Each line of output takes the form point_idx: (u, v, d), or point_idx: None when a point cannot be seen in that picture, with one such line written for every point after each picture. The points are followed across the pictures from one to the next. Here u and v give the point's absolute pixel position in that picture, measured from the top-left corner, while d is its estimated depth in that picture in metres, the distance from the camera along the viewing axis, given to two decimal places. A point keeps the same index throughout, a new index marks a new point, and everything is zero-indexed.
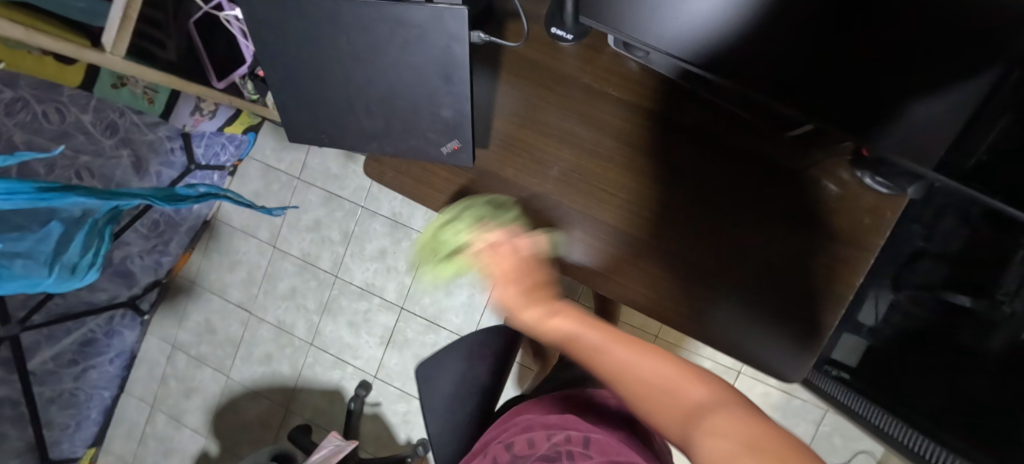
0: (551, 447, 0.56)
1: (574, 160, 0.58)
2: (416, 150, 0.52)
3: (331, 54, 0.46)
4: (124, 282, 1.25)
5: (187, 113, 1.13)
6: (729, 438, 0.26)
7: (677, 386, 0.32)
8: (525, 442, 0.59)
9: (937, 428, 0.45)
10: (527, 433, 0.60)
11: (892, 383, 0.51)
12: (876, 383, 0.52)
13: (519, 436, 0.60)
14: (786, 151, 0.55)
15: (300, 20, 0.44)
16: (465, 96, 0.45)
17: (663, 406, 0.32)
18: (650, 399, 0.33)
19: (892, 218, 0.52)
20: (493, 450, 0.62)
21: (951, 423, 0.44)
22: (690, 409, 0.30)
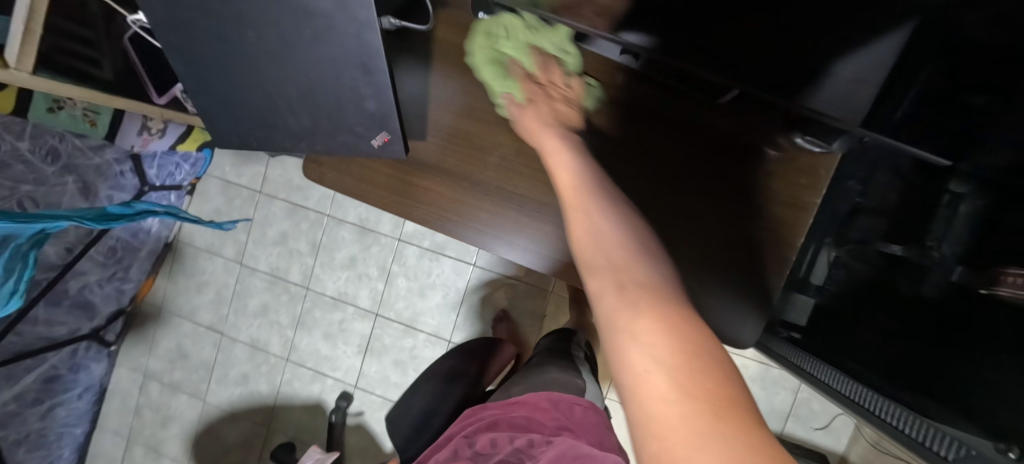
0: (511, 449, 0.55)
1: (514, 144, 0.57)
2: (347, 146, 0.50)
3: (242, 50, 0.44)
4: (85, 313, 1.20)
5: (134, 133, 1.10)
6: (656, 349, 0.24)
7: (626, 256, 0.32)
8: (488, 441, 0.59)
9: (876, 376, 0.42)
10: (491, 433, 0.60)
11: (837, 338, 0.50)
12: (826, 341, 0.50)
13: (483, 435, 0.60)
14: (722, 119, 0.54)
15: (204, 15, 0.42)
16: (386, 85, 0.44)
17: (607, 269, 0.32)
18: (597, 255, 0.33)
19: (828, 177, 0.52)
20: (456, 444, 0.62)
21: (894, 374, 0.41)
22: (632, 280, 0.30)
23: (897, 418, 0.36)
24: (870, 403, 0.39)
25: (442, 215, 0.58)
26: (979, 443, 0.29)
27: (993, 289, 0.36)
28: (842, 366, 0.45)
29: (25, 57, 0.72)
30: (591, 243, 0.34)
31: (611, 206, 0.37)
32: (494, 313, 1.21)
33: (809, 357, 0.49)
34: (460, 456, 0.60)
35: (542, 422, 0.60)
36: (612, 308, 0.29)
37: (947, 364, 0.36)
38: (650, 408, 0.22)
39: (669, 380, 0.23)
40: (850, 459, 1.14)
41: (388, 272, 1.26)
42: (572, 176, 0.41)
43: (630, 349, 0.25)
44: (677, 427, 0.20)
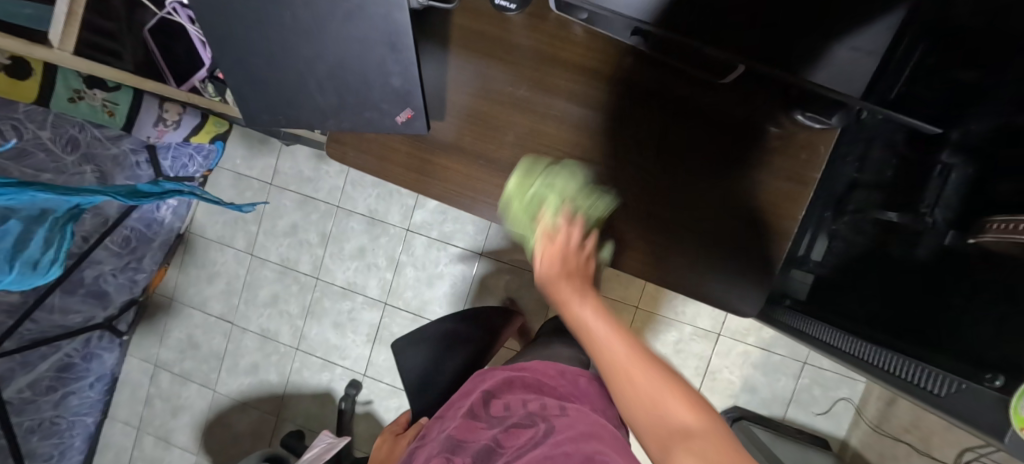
0: (524, 414, 0.58)
1: (528, 124, 0.60)
2: (371, 122, 0.52)
3: (277, 28, 0.47)
4: (99, 302, 1.22)
5: (151, 124, 1.09)
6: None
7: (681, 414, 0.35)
8: (501, 405, 0.61)
9: (875, 332, 0.45)
10: (504, 398, 0.62)
11: (836, 304, 0.52)
12: (824, 305, 0.53)
13: (496, 397, 0.63)
14: (725, 99, 0.57)
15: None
16: (412, 62, 0.47)
17: (642, 407, 0.36)
18: (652, 418, 0.35)
19: (827, 152, 0.55)
20: (472, 400, 0.65)
21: (890, 328, 0.43)
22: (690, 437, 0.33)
23: (892, 365, 0.39)
24: (871, 356, 0.41)
25: (460, 192, 0.61)
26: (965, 377, 0.31)
27: (976, 236, 0.39)
28: (841, 326, 0.48)
29: (66, 39, 0.77)
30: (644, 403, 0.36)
31: (649, 356, 0.38)
32: (501, 301, 1.24)
33: (809, 320, 0.52)
34: (473, 417, 0.61)
35: (552, 387, 0.62)
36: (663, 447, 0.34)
37: (941, 313, 0.38)
38: None
39: None
40: (850, 444, 1.16)
41: (397, 262, 1.29)
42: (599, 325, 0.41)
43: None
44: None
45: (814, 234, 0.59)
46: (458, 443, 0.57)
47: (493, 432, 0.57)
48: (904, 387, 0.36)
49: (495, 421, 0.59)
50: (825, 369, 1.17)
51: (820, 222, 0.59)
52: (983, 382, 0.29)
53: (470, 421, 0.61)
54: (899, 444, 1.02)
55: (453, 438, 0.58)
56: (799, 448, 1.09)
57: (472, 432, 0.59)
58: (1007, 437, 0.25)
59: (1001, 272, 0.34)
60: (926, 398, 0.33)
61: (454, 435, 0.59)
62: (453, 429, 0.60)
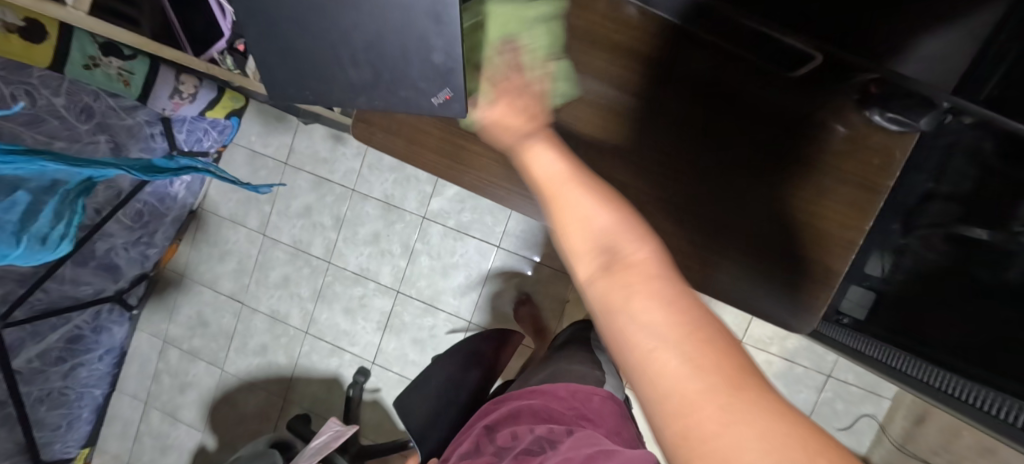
0: (532, 439, 0.53)
1: (573, 111, 0.57)
2: (405, 102, 0.49)
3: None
4: (109, 275, 1.20)
5: (165, 96, 1.04)
6: (666, 332, 0.22)
7: (602, 221, 0.30)
8: (509, 434, 0.56)
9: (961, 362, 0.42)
10: (510, 426, 0.58)
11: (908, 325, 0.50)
12: (890, 323, 0.52)
13: (502, 428, 0.59)
14: (786, 93, 0.52)
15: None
16: (456, 37, 0.42)
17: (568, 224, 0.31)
18: (575, 228, 0.31)
19: (903, 158, 0.49)
20: (477, 438, 0.61)
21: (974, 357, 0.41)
22: (619, 257, 0.27)
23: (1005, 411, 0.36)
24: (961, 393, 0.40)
25: (496, 185, 0.58)
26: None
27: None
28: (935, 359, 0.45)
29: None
30: (564, 211, 0.32)
31: (582, 173, 0.33)
32: (517, 296, 1.20)
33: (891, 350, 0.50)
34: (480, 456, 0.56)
35: (560, 411, 0.58)
36: (600, 284, 0.27)
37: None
38: (671, 392, 0.21)
39: (685, 360, 0.21)
40: (871, 462, 1.13)
41: (411, 250, 1.25)
42: (544, 153, 0.37)
43: (635, 335, 0.23)
44: (719, 445, 0.18)
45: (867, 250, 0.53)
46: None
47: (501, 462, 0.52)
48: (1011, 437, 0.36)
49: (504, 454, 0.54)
50: (850, 383, 1.13)
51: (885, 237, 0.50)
52: None
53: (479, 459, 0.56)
54: None
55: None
56: None
57: None
58: None
59: None
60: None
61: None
62: None
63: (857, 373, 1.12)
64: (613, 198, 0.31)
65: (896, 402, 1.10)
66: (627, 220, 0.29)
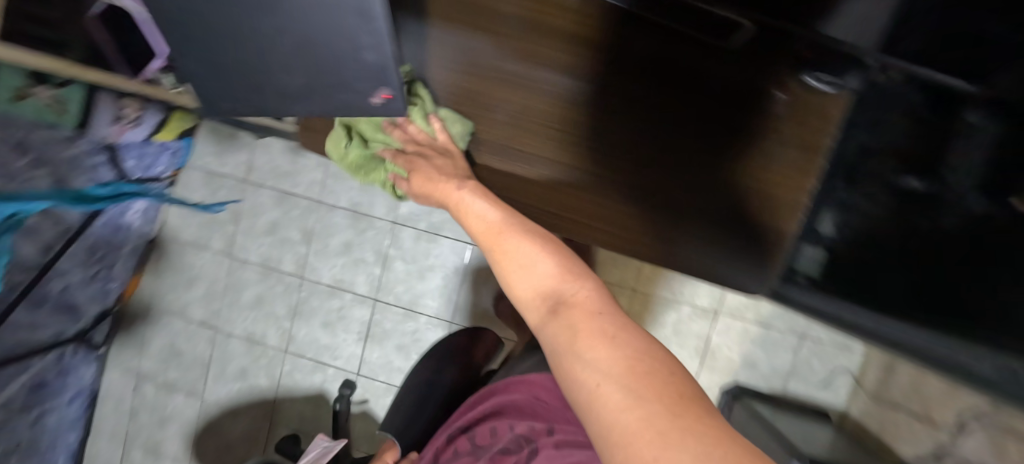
0: (509, 438, 0.55)
1: (521, 100, 0.56)
2: (347, 105, 0.49)
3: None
4: (69, 315, 1.14)
5: (108, 121, 1.01)
6: (610, 367, 0.28)
7: (549, 278, 0.37)
8: (488, 430, 0.58)
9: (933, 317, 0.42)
10: (489, 422, 0.58)
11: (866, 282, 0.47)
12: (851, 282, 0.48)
13: (482, 425, 0.59)
14: (727, 63, 0.54)
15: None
16: (385, 33, 0.41)
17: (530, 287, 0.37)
18: (526, 285, 0.38)
19: (839, 116, 0.54)
20: (456, 433, 0.61)
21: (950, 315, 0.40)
22: (565, 303, 0.34)
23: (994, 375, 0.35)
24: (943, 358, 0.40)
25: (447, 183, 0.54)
26: None
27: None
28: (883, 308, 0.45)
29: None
30: (515, 270, 0.39)
31: (525, 235, 0.41)
32: (497, 291, 1.20)
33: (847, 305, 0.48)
34: (459, 452, 0.58)
35: (546, 405, 0.57)
36: (555, 335, 0.33)
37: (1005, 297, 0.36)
38: (617, 420, 0.25)
39: (624, 390, 0.26)
40: (850, 414, 1.17)
41: (385, 256, 1.24)
42: (494, 216, 0.44)
43: (582, 370, 0.29)
44: (655, 450, 0.22)
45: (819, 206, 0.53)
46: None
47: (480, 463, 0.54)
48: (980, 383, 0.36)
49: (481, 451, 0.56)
50: (824, 341, 1.17)
51: (829, 193, 0.53)
52: None
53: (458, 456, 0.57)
54: (899, 412, 1.04)
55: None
56: (800, 422, 1.09)
57: None
58: None
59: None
60: None
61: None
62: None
63: (828, 331, 1.16)
64: (554, 254, 0.38)
65: (867, 353, 1.15)
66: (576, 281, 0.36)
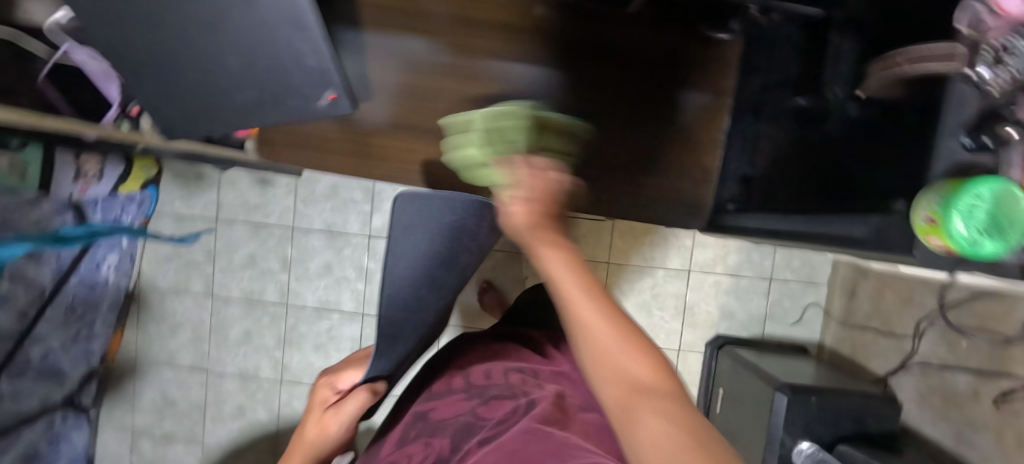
0: (505, 385, 0.51)
1: (462, 88, 0.63)
2: (299, 112, 0.53)
3: (181, 16, 0.43)
4: (54, 381, 1.12)
5: (71, 180, 1.01)
6: None
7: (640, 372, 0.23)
8: (482, 372, 0.55)
9: (817, 203, 0.48)
10: (485, 365, 0.56)
11: (782, 193, 0.54)
12: (761, 195, 0.58)
13: (476, 367, 0.56)
14: (636, 29, 0.59)
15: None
16: (322, 42, 0.47)
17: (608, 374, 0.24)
18: (628, 396, 0.22)
19: (732, 60, 0.59)
20: (445, 378, 0.57)
21: (822, 198, 0.47)
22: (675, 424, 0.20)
23: (852, 219, 0.39)
24: (828, 227, 0.44)
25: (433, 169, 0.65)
26: (879, 213, 0.36)
27: (866, 87, 0.39)
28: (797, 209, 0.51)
29: None
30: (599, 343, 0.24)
31: (613, 303, 0.27)
32: (479, 285, 1.24)
33: (766, 214, 0.56)
34: (452, 389, 0.54)
35: (532, 356, 0.58)
36: None
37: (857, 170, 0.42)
38: None
39: None
40: (825, 344, 1.25)
41: (366, 270, 1.27)
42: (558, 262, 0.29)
43: None
44: None
45: (735, 148, 0.62)
46: (439, 424, 0.48)
47: (472, 405, 0.49)
48: (851, 239, 0.39)
49: (474, 392, 0.51)
50: (790, 280, 1.25)
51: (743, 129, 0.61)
52: (895, 211, 0.35)
53: (448, 398, 0.52)
54: (867, 332, 1.12)
55: (423, 416, 0.51)
56: (782, 359, 1.15)
57: (451, 407, 0.50)
58: (920, 248, 0.32)
59: (902, 123, 0.36)
60: (861, 241, 0.38)
61: (429, 410, 0.51)
62: (432, 408, 0.51)
63: (792, 270, 1.24)
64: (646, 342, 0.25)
65: (831, 284, 1.23)
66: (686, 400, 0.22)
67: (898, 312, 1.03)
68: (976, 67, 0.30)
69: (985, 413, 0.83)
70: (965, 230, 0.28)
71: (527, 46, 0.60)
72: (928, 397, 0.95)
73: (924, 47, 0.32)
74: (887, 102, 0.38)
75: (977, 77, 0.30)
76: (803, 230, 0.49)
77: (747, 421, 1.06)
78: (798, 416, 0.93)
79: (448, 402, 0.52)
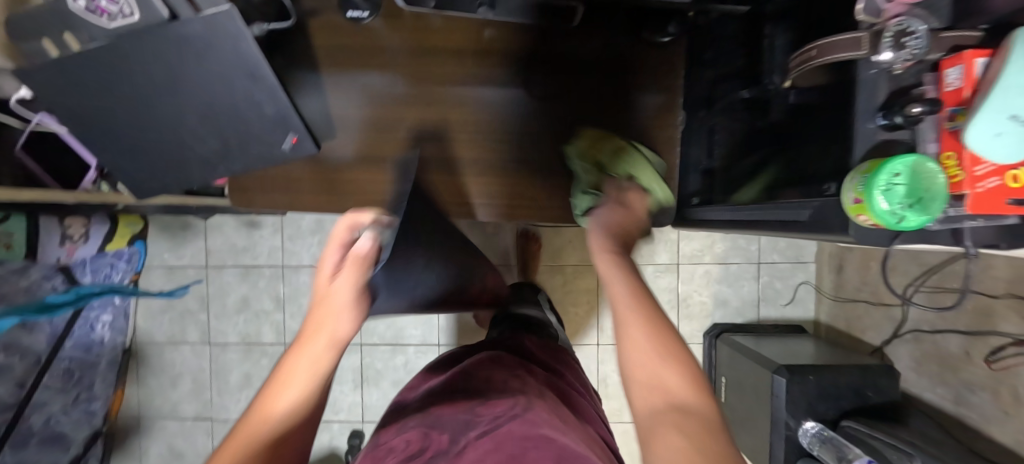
0: (508, 388, 0.42)
1: (420, 116, 0.64)
2: (263, 157, 0.54)
3: (137, 81, 0.46)
4: (57, 447, 1.12)
5: (57, 244, 1.02)
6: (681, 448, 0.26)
7: (682, 396, 0.30)
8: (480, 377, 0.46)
9: (758, 192, 0.49)
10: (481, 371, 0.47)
11: (731, 186, 0.57)
12: (718, 188, 0.60)
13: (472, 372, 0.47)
14: (580, 41, 0.62)
15: (92, 58, 0.43)
16: (276, 87, 0.49)
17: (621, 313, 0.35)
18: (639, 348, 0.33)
19: (675, 62, 0.63)
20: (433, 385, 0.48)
21: (762, 186, 0.49)
22: (664, 372, 0.31)
23: (793, 206, 0.40)
24: (767, 216, 0.45)
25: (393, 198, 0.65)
26: (814, 196, 0.38)
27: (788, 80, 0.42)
28: (741, 201, 0.53)
29: None
30: (649, 368, 0.31)
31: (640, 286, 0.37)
32: None
33: (720, 207, 0.58)
34: (444, 393, 0.45)
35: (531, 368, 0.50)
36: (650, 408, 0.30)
37: (791, 159, 0.44)
38: None
39: None
40: (821, 321, 1.25)
41: None
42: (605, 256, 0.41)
43: (663, 451, 0.26)
44: None
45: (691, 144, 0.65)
46: (432, 419, 0.39)
47: (471, 404, 0.40)
48: (790, 224, 0.41)
49: (473, 392, 0.43)
50: (778, 261, 1.26)
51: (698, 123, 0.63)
52: (827, 193, 0.36)
53: (446, 399, 0.43)
54: (859, 304, 1.13)
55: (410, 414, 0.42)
56: (779, 341, 1.15)
57: (446, 405, 0.42)
58: (853, 227, 0.33)
59: (822, 110, 0.38)
60: (803, 226, 0.39)
61: (419, 409, 0.42)
62: (415, 414, 0.42)
63: (778, 251, 1.26)
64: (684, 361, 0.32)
65: (818, 261, 1.25)
66: (684, 361, 0.32)
67: (885, 281, 1.04)
68: (879, 53, 0.31)
69: (979, 373, 0.84)
70: (886, 207, 0.30)
71: (482, 67, 0.63)
72: (924, 362, 0.96)
73: (830, 39, 0.33)
74: (812, 88, 0.40)
75: (881, 60, 0.31)
76: (745, 222, 0.50)
77: (751, 407, 1.06)
78: (798, 396, 0.94)
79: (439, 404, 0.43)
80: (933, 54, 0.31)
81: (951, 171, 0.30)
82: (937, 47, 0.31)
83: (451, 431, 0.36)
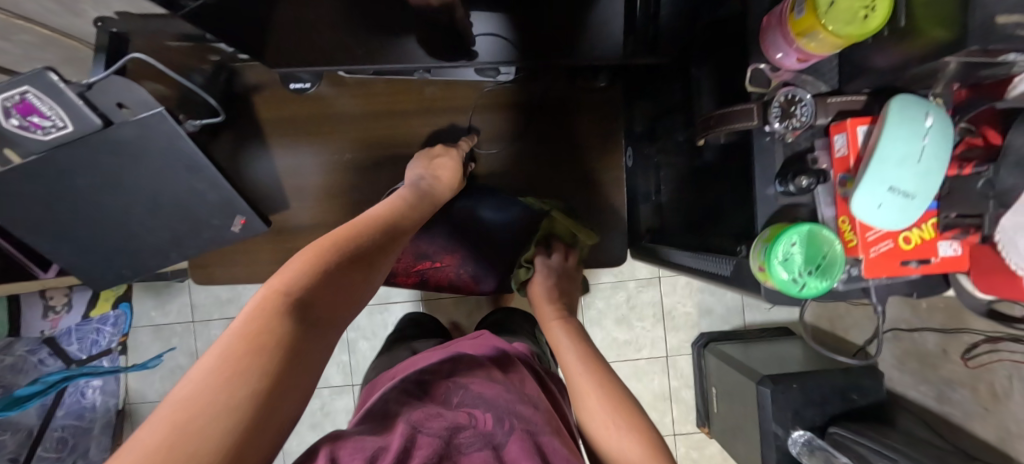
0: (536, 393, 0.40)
1: (373, 177, 0.65)
2: (214, 240, 0.55)
3: (78, 186, 0.47)
4: None
5: (38, 316, 0.96)
6: None
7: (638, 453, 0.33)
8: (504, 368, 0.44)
9: (693, 237, 0.51)
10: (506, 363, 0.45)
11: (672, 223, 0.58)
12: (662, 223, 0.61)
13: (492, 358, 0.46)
14: (528, 88, 0.65)
15: (34, 169, 0.45)
16: (218, 177, 0.50)
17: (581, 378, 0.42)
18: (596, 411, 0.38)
19: (610, 108, 0.67)
20: (457, 361, 0.45)
21: (696, 230, 0.50)
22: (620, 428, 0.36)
23: (718, 259, 0.42)
24: (700, 265, 0.47)
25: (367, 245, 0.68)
26: (732, 254, 0.39)
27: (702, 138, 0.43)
28: (680, 243, 0.54)
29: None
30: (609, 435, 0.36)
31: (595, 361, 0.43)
32: None
33: (664, 247, 0.59)
34: (476, 373, 0.41)
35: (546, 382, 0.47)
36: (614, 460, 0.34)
37: (714, 209, 0.45)
38: None
39: None
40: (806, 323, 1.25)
41: None
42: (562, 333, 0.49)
43: None
44: None
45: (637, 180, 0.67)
46: (474, 398, 0.36)
47: (510, 394, 0.38)
48: (718, 277, 0.42)
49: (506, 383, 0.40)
50: None
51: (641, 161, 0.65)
52: (740, 254, 0.37)
53: (479, 376, 0.41)
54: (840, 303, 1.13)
55: (450, 382, 0.40)
56: (766, 346, 1.15)
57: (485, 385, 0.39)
58: (763, 289, 0.34)
59: (732, 169, 0.40)
60: (727, 281, 0.40)
61: (459, 380, 0.40)
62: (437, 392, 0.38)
63: None
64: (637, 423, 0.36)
65: None
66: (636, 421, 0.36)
67: None
68: (770, 124, 0.32)
69: (957, 370, 0.84)
70: (787, 275, 0.31)
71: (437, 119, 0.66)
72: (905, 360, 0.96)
73: (726, 110, 0.35)
74: (726, 145, 0.41)
75: (772, 130, 0.32)
76: (685, 268, 0.52)
77: (743, 418, 1.05)
78: (786, 405, 0.94)
79: (473, 379, 0.40)
80: (821, 120, 0.32)
81: (848, 236, 0.31)
82: (825, 111, 0.32)
83: (497, 413, 0.34)
